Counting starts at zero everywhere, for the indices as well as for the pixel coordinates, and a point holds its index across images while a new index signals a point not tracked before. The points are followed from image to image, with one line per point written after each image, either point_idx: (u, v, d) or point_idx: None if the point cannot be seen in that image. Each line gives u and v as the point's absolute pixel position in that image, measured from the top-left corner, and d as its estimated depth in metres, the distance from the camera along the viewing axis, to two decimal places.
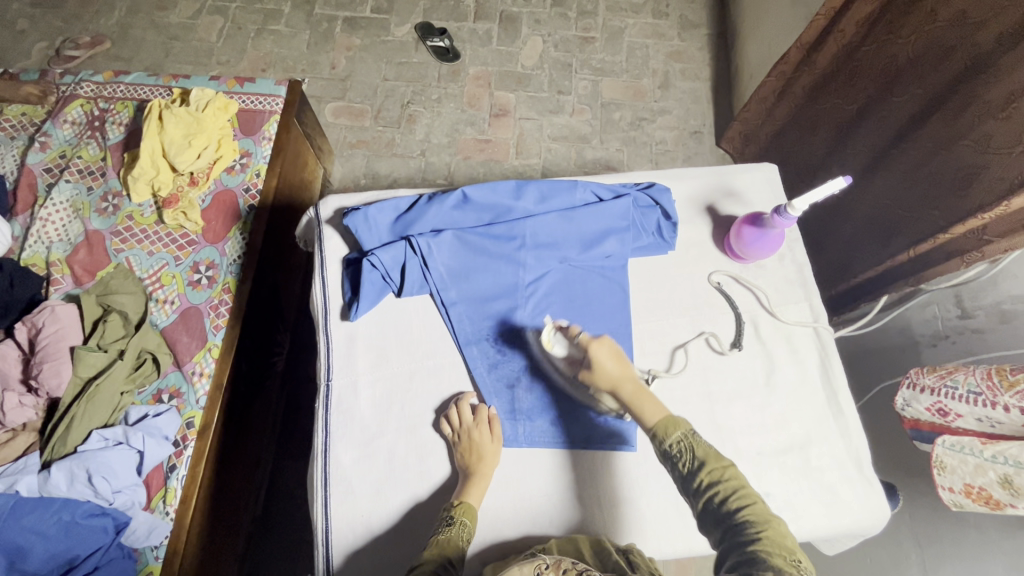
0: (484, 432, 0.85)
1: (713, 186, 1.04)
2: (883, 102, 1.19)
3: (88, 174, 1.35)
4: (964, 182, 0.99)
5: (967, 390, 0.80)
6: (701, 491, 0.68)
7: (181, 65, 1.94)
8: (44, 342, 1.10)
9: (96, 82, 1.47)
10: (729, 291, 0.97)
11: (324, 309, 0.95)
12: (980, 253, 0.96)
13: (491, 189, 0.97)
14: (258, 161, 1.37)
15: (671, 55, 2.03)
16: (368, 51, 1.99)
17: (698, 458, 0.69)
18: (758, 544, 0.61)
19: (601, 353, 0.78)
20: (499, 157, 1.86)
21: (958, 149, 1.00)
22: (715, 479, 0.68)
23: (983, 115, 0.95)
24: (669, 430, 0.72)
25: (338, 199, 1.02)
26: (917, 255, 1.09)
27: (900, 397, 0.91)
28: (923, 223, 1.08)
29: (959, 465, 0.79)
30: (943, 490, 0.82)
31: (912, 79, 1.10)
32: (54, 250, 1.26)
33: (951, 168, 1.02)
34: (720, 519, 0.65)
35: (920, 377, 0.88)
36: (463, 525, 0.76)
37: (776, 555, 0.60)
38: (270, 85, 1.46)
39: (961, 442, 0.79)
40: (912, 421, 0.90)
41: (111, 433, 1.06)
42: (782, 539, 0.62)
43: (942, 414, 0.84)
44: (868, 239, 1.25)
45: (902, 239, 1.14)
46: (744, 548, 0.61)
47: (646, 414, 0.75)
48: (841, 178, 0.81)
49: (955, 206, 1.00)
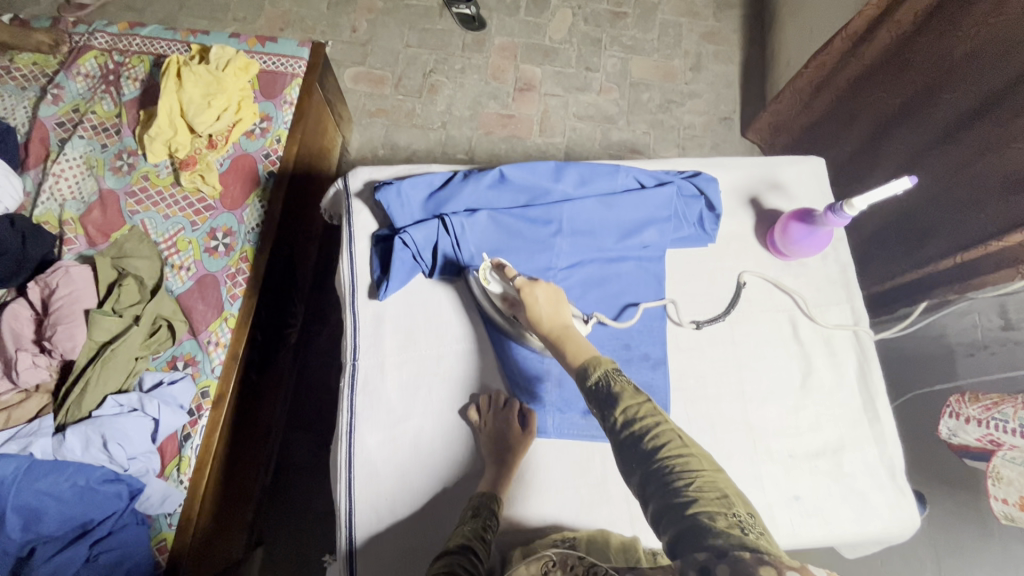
0: (511, 428, 0.84)
1: (759, 177, 1.00)
2: (933, 98, 1.14)
3: (103, 131, 1.30)
4: (1017, 187, 0.95)
5: (1017, 422, 0.82)
6: (628, 442, 0.62)
7: (196, 19, 1.87)
8: (58, 304, 1.07)
9: (111, 33, 1.41)
10: (767, 289, 0.94)
11: (352, 287, 0.92)
12: None
13: (529, 169, 0.93)
14: (279, 126, 1.32)
15: (704, 36, 1.95)
16: (391, 15, 1.91)
17: (614, 399, 0.64)
18: (695, 504, 0.54)
19: (532, 292, 0.77)
20: (522, 134, 1.81)
21: (1010, 153, 0.96)
22: (640, 426, 0.61)
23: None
24: (593, 367, 0.67)
25: (369, 171, 0.98)
26: (965, 261, 1.06)
27: (946, 427, 0.97)
28: (972, 227, 1.05)
29: (1017, 477, 0.82)
30: (996, 502, 0.85)
31: (967, 75, 1.05)
32: (67, 208, 1.22)
33: (1003, 172, 0.98)
34: (643, 466, 0.59)
35: (965, 408, 0.93)
36: (488, 517, 0.75)
37: (718, 516, 0.53)
38: (293, 47, 1.40)
39: (1022, 457, 0.82)
40: (962, 446, 0.94)
41: (126, 399, 1.05)
42: (714, 488, 0.56)
43: (994, 443, 0.87)
44: (907, 240, 1.21)
45: (946, 241, 1.11)
46: (682, 513, 0.54)
47: (569, 353, 0.71)
48: (906, 178, 0.77)
49: (1007, 210, 0.97)
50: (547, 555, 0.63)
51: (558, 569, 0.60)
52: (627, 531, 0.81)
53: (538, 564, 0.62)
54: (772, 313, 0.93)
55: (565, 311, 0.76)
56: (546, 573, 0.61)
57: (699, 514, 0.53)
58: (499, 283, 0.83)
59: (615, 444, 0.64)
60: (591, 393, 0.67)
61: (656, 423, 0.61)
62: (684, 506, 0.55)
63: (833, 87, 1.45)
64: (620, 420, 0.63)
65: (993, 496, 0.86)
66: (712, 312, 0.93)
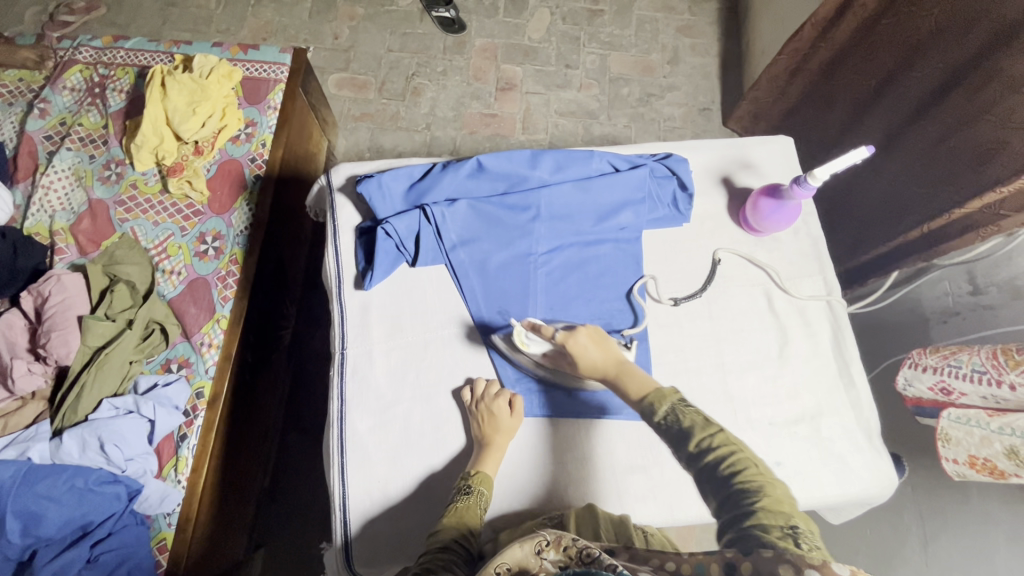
0: (504, 408, 0.85)
1: (729, 158, 1.03)
2: (902, 77, 1.17)
3: (90, 142, 1.32)
4: (984, 156, 0.99)
5: (971, 369, 0.83)
6: (703, 467, 0.69)
7: (180, 32, 1.89)
8: (51, 311, 1.09)
9: (95, 47, 1.43)
10: (739, 265, 0.97)
11: (337, 279, 0.94)
12: (996, 227, 0.98)
13: (506, 158, 0.96)
14: (263, 131, 1.35)
15: (680, 30, 1.99)
16: (372, 21, 1.94)
17: (686, 427, 0.71)
18: (754, 517, 0.60)
19: (578, 342, 0.82)
20: (505, 132, 1.84)
21: (979, 125, 0.99)
22: (714, 453, 0.68)
23: (1005, 90, 0.94)
24: (657, 403, 0.74)
25: (350, 166, 1.01)
26: (931, 232, 1.10)
27: (902, 377, 0.95)
28: (938, 200, 1.09)
29: (964, 437, 0.82)
30: (946, 462, 0.86)
31: (933, 52, 1.08)
32: (57, 219, 1.24)
33: (970, 144, 1.01)
34: (716, 484, 0.66)
35: (923, 358, 0.93)
36: (481, 495, 0.78)
37: (772, 528, 0.58)
38: (275, 53, 1.42)
39: (967, 415, 0.83)
40: (915, 399, 0.95)
41: (122, 402, 1.06)
42: (778, 508, 0.61)
43: (945, 393, 0.88)
44: (879, 216, 1.25)
45: (916, 214, 1.14)
46: (741, 525, 0.60)
47: (631, 390, 0.78)
48: (864, 147, 0.81)
49: (975, 181, 1.01)
50: (541, 533, 0.57)
51: (553, 549, 0.55)
52: (613, 503, 0.84)
53: (531, 544, 0.55)
54: (747, 287, 0.95)
55: (614, 348, 0.83)
56: (540, 553, 0.55)
57: (754, 526, 0.59)
58: (540, 344, 0.85)
59: (694, 472, 0.70)
60: (660, 428, 0.74)
61: (729, 452, 0.67)
62: (744, 520, 0.60)
63: (807, 73, 1.48)
64: (695, 450, 0.70)
65: (945, 458, 0.86)
66: (687, 289, 0.95)
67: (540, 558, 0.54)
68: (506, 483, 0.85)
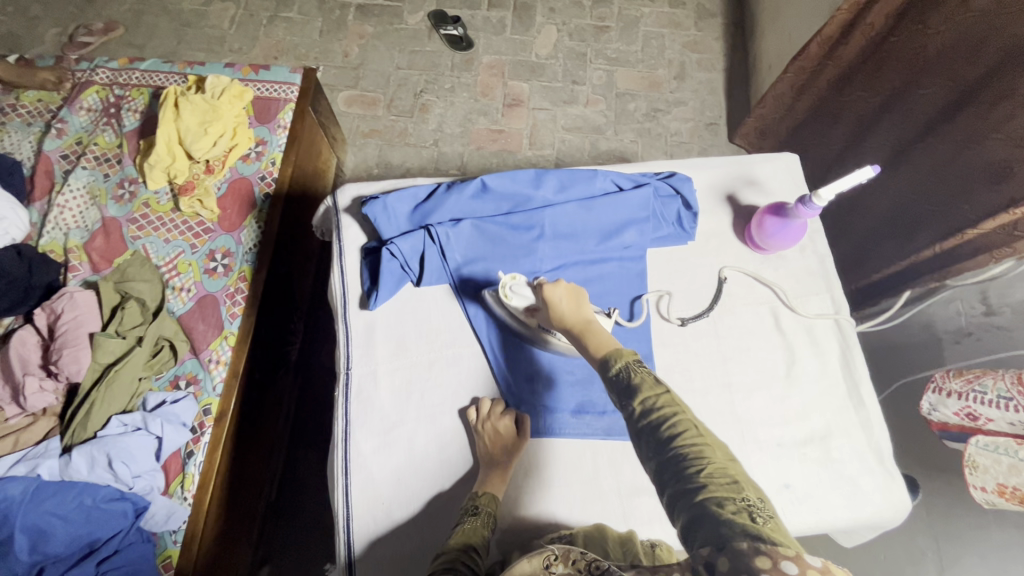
0: (509, 427, 0.85)
1: (734, 175, 1.03)
2: (911, 94, 1.15)
3: (105, 161, 1.35)
4: (998, 175, 0.97)
5: (996, 395, 0.82)
6: (646, 432, 0.65)
7: (194, 52, 1.94)
8: (63, 328, 1.11)
9: (112, 68, 1.46)
10: (744, 283, 0.96)
11: (342, 299, 0.95)
12: (1010, 249, 0.97)
13: (510, 178, 0.96)
14: (274, 149, 1.37)
15: (687, 46, 2.00)
16: (381, 39, 1.97)
17: (632, 388, 0.67)
18: (704, 489, 0.58)
19: (554, 294, 0.80)
20: (512, 148, 1.85)
21: (989, 144, 0.98)
22: (658, 415, 0.65)
23: (1015, 108, 0.93)
24: (615, 359, 0.71)
25: (356, 187, 1.01)
26: (943, 250, 1.09)
27: (929, 402, 0.96)
28: (951, 217, 1.07)
29: (992, 464, 0.82)
30: (975, 490, 0.85)
31: (942, 70, 1.07)
32: (71, 236, 1.26)
33: (979, 162, 1.00)
34: (658, 450, 0.63)
35: (948, 382, 0.93)
36: (488, 515, 0.76)
37: (727, 502, 0.56)
38: (286, 73, 1.45)
39: (995, 442, 0.82)
40: (941, 424, 0.95)
41: (130, 418, 1.07)
42: (725, 475, 0.59)
43: (972, 418, 0.87)
44: (892, 232, 1.23)
45: (929, 231, 1.12)
46: (692, 498, 0.58)
47: (591, 346, 0.75)
48: (870, 167, 0.80)
49: (988, 199, 0.99)
50: (550, 548, 0.56)
51: (562, 563, 0.54)
52: (620, 524, 0.82)
53: (539, 558, 0.55)
54: (753, 305, 0.95)
55: (587, 307, 0.80)
56: (548, 568, 0.54)
57: (707, 500, 0.56)
58: (522, 297, 0.85)
59: (633, 434, 0.67)
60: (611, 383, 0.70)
61: (674, 413, 0.64)
62: (693, 492, 0.58)
63: (813, 90, 1.47)
64: (639, 410, 0.66)
65: (974, 485, 0.85)
66: (694, 309, 0.95)
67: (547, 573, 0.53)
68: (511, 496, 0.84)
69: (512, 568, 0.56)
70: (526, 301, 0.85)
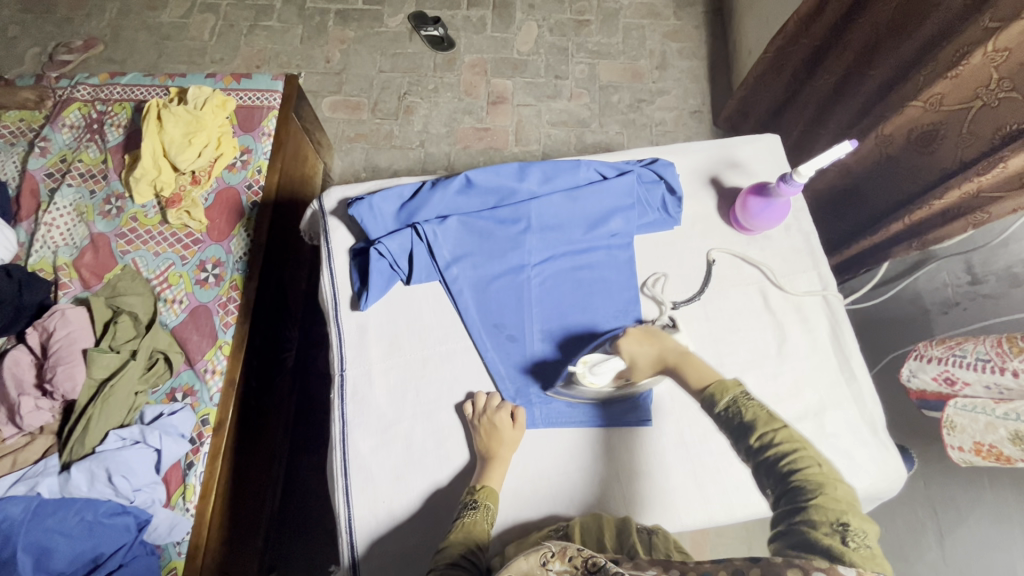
0: (506, 420, 0.86)
1: (717, 158, 1.04)
2: (867, 73, 1.17)
3: (90, 178, 1.34)
4: (925, 141, 1.03)
5: (975, 357, 0.83)
6: (764, 462, 0.66)
7: (176, 65, 1.94)
8: (56, 346, 1.10)
9: (92, 84, 1.46)
10: (734, 263, 0.97)
11: (333, 301, 0.95)
12: (986, 213, 0.95)
13: (495, 172, 0.97)
14: (259, 157, 1.37)
15: (667, 35, 2.01)
16: (363, 43, 1.97)
17: (749, 419, 0.68)
18: (806, 514, 0.60)
19: (633, 344, 0.84)
20: (499, 145, 1.86)
21: (905, 111, 1.04)
22: (775, 450, 0.65)
23: (932, 76, 0.97)
24: (719, 394, 0.72)
25: (341, 190, 1.02)
26: (912, 222, 1.08)
27: (907, 368, 0.94)
28: (902, 186, 1.11)
29: (969, 423, 0.83)
30: (952, 451, 0.86)
31: (891, 49, 1.09)
32: (60, 254, 1.26)
33: (903, 129, 1.06)
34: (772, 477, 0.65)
35: (928, 349, 0.91)
36: (486, 509, 0.77)
37: (823, 526, 0.58)
38: (267, 81, 1.45)
39: (974, 403, 0.83)
40: (918, 392, 0.93)
41: (128, 432, 1.07)
42: (833, 507, 0.60)
43: (950, 383, 0.87)
44: (856, 210, 1.25)
45: (884, 200, 1.17)
46: (792, 522, 0.60)
47: (692, 379, 0.78)
48: (847, 141, 0.81)
49: (924, 163, 1.04)
50: (546, 546, 0.57)
51: (559, 560, 0.55)
52: (618, 509, 0.83)
53: (536, 555, 0.55)
54: (741, 287, 0.96)
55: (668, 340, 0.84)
56: (546, 564, 0.55)
57: (805, 524, 0.59)
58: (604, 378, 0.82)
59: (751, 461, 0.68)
60: (721, 418, 0.71)
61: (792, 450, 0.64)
62: (794, 518, 0.60)
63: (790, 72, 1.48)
64: (756, 444, 0.66)
65: (950, 446, 0.87)
66: (687, 293, 0.95)
67: (545, 569, 0.54)
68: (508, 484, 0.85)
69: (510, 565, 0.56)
70: (612, 371, 0.82)
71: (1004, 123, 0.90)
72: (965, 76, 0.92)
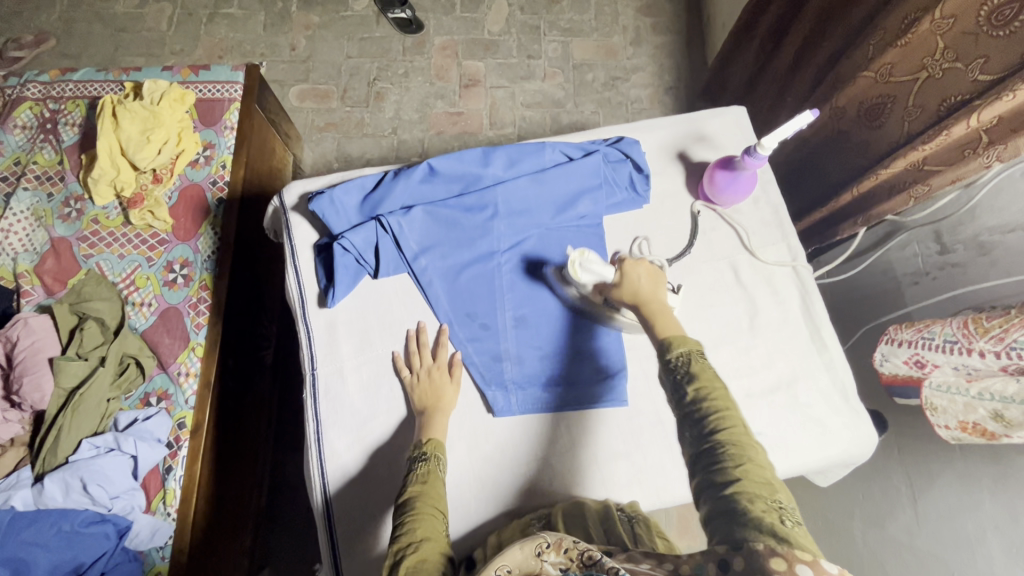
0: (444, 376, 0.87)
1: (684, 132, 1.02)
2: (819, 44, 1.17)
3: (47, 180, 1.29)
4: (874, 114, 1.04)
5: (943, 340, 0.84)
6: (693, 424, 0.64)
7: (134, 58, 1.87)
8: (21, 356, 1.07)
9: (43, 82, 1.39)
10: (705, 239, 0.97)
11: (300, 300, 0.93)
12: (926, 185, 0.95)
13: (457, 159, 0.95)
14: (222, 152, 1.33)
15: (640, 10, 1.97)
16: (328, 28, 1.91)
17: (692, 375, 0.66)
18: (737, 486, 0.57)
19: (635, 271, 0.79)
20: (473, 129, 1.82)
21: (858, 82, 1.06)
22: (708, 408, 0.63)
23: (883, 45, 0.98)
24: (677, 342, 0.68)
25: (302, 184, 0.99)
26: (861, 192, 1.08)
27: (879, 352, 0.95)
28: (854, 160, 1.12)
29: (949, 404, 0.84)
30: (941, 429, 0.87)
31: (838, 22, 1.09)
32: (20, 261, 1.22)
33: (857, 101, 1.07)
34: (699, 443, 0.62)
35: (899, 333, 0.92)
36: (437, 458, 0.76)
37: (758, 500, 0.56)
38: (227, 72, 1.40)
39: (948, 383, 0.84)
40: (891, 376, 0.95)
41: (102, 440, 1.05)
42: (764, 480, 0.58)
43: (919, 366, 0.89)
44: (812, 181, 1.25)
45: (838, 175, 1.17)
46: (724, 493, 0.58)
47: (659, 326, 0.73)
48: (808, 111, 0.80)
49: (873, 138, 1.05)
50: (541, 534, 0.57)
51: (554, 551, 0.55)
52: (599, 495, 0.84)
53: (531, 546, 0.56)
54: (712, 262, 0.95)
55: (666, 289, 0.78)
56: (541, 555, 0.55)
57: (738, 496, 0.56)
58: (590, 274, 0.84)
59: (679, 420, 0.66)
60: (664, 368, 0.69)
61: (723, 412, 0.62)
62: (725, 486, 0.58)
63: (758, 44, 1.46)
64: (691, 399, 0.65)
65: (938, 425, 0.87)
66: (674, 249, 0.96)
67: (540, 560, 0.55)
68: (483, 470, 0.85)
69: (503, 553, 0.55)
70: (598, 277, 0.83)
71: (948, 95, 0.89)
72: (914, 44, 0.92)
